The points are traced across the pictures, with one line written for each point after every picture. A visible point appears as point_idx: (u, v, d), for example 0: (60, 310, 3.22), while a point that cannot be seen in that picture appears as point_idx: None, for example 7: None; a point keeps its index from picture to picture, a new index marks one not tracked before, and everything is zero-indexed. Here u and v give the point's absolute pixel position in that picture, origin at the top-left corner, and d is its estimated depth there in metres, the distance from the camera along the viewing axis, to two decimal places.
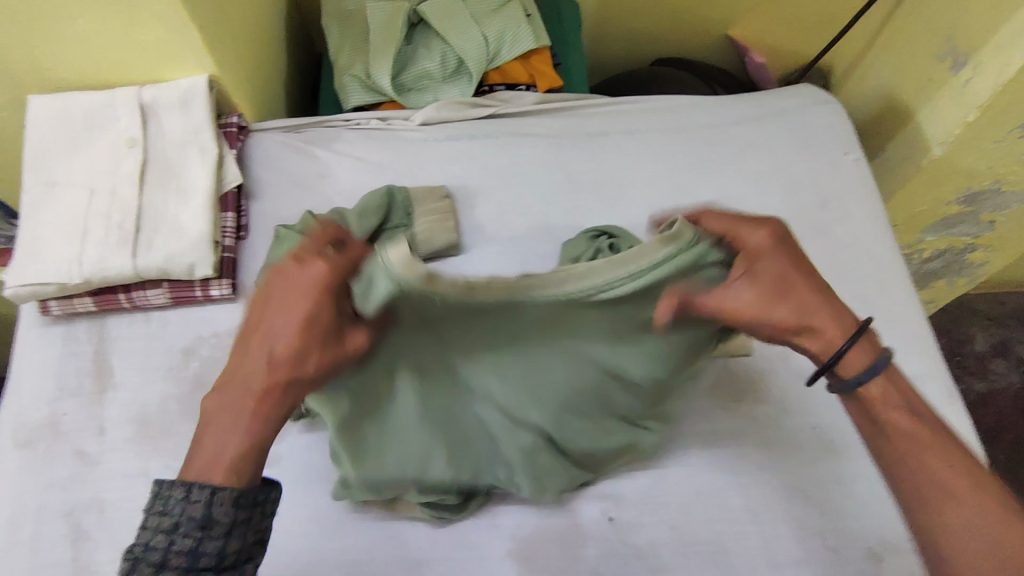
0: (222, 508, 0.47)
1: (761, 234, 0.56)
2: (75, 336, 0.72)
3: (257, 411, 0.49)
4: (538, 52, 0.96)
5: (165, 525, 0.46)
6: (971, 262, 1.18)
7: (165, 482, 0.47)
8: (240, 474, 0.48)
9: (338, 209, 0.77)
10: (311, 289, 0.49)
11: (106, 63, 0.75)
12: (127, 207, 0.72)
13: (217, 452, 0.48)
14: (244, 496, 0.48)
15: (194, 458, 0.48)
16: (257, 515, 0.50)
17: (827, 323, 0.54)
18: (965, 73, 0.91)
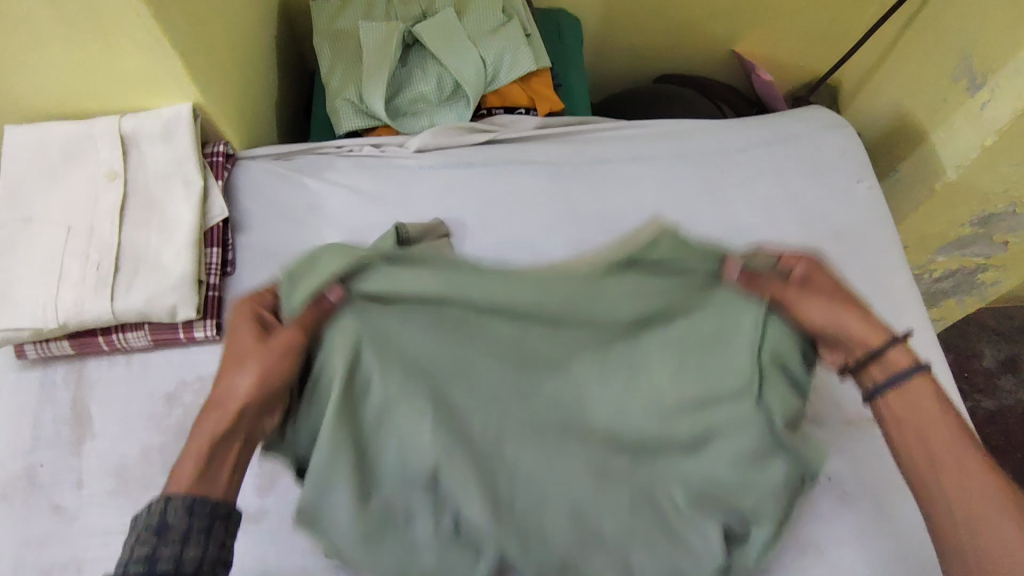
0: (178, 513, 0.47)
1: (802, 262, 0.56)
2: (53, 381, 0.69)
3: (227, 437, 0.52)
4: (538, 75, 0.93)
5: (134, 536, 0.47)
6: (983, 282, 1.15)
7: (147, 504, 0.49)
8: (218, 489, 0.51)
9: None
10: (249, 316, 0.56)
11: (84, 91, 0.71)
12: (106, 245, 0.69)
13: (195, 464, 0.50)
14: (201, 504, 0.49)
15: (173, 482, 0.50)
16: (219, 527, 0.49)
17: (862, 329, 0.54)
18: (982, 95, 0.87)
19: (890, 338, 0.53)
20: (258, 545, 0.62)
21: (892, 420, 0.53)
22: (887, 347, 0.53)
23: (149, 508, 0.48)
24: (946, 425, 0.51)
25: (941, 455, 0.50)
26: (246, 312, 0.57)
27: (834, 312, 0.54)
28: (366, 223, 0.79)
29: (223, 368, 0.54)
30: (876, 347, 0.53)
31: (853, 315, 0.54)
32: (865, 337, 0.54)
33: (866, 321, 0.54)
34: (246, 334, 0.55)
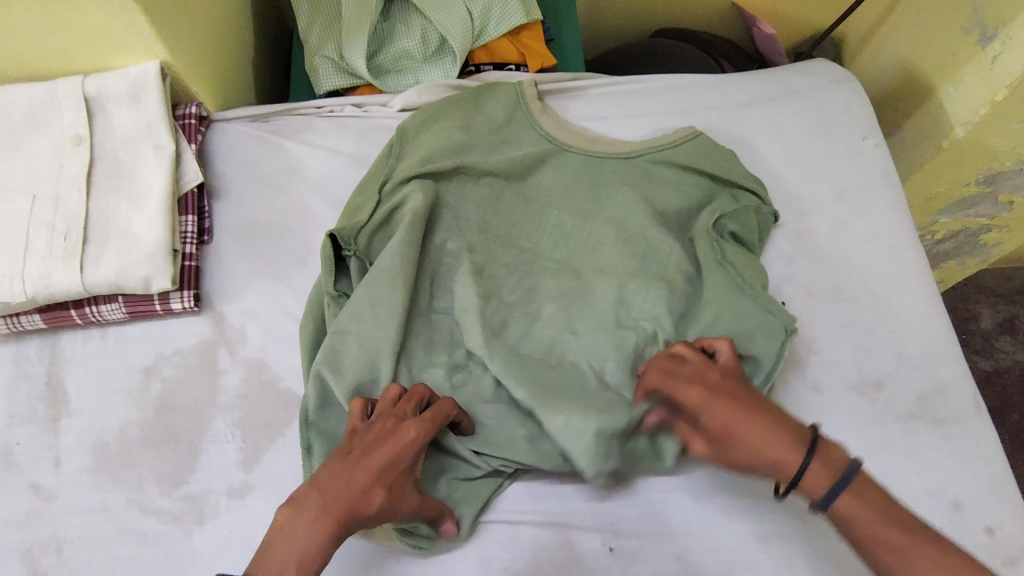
0: None
1: (695, 389, 0.51)
2: (26, 356, 0.66)
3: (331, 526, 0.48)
4: (528, 28, 0.88)
5: None
6: (985, 242, 1.12)
7: None
8: None
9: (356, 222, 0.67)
10: (409, 426, 0.53)
11: (42, 49, 0.67)
12: (73, 214, 0.65)
13: (286, 556, 0.46)
14: None
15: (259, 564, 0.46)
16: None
17: (789, 467, 0.48)
18: (993, 47, 0.82)
19: (807, 448, 0.48)
20: (244, 521, 0.60)
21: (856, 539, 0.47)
22: (804, 469, 0.48)
23: None
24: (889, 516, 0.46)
25: (906, 555, 0.45)
26: (411, 434, 0.53)
27: (735, 415, 0.50)
28: (349, 187, 0.75)
29: (354, 466, 0.50)
30: (795, 473, 0.48)
31: (756, 421, 0.49)
32: (773, 460, 0.48)
33: (773, 429, 0.49)
34: (401, 453, 0.52)
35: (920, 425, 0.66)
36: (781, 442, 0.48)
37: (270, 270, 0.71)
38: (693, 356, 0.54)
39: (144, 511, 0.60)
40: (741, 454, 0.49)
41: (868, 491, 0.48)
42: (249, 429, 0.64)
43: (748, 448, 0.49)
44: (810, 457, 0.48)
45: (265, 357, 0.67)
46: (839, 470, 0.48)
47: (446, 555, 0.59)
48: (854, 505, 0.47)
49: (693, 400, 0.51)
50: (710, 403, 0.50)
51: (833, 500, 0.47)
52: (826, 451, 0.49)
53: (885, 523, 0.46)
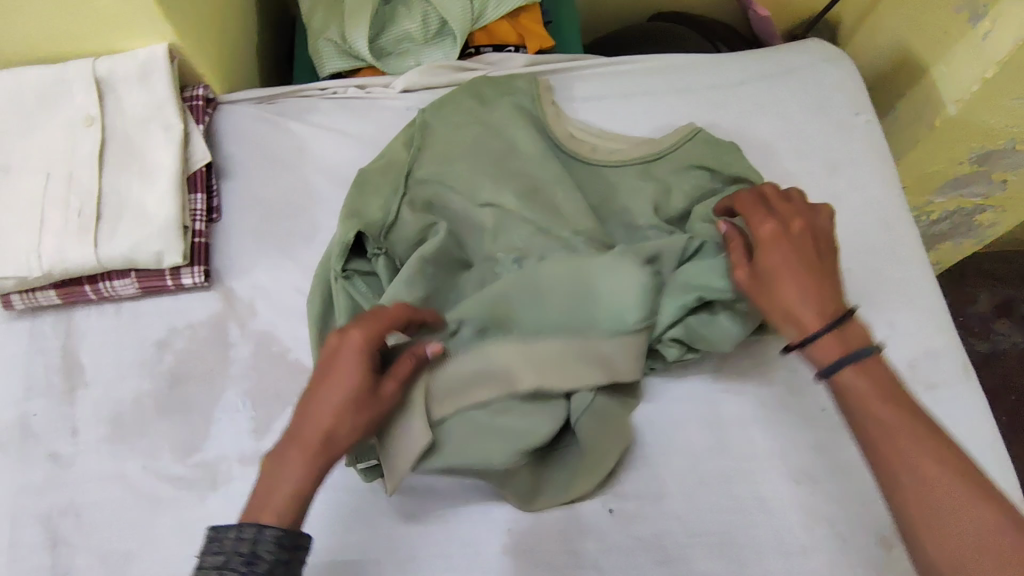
0: (268, 546, 0.47)
1: (767, 226, 0.59)
2: (42, 331, 0.68)
3: (311, 457, 0.51)
4: (526, 11, 0.90)
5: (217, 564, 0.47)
6: (980, 223, 1.13)
7: (221, 526, 0.49)
8: (288, 515, 0.49)
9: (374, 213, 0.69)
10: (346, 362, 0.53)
11: (53, 33, 0.69)
12: (86, 192, 0.67)
13: (276, 492, 0.50)
14: (288, 537, 0.48)
15: (252, 502, 0.50)
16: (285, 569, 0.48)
17: (806, 313, 0.54)
18: (984, 25, 0.84)
19: (832, 320, 0.54)
20: None
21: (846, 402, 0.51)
22: (817, 337, 0.53)
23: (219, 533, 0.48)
24: (896, 400, 0.49)
25: (899, 436, 0.47)
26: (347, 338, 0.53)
27: (789, 260, 0.56)
28: (353, 165, 0.77)
29: (316, 399, 0.52)
30: (806, 337, 0.54)
31: (793, 284, 0.55)
32: (785, 319, 0.55)
33: (818, 302, 0.54)
34: (355, 379, 0.53)
35: (912, 390, 0.68)
36: (799, 316, 0.55)
37: (277, 247, 0.73)
38: (766, 227, 0.59)
39: (159, 477, 0.62)
40: (773, 293, 0.56)
41: (879, 372, 0.51)
42: (259, 398, 0.66)
43: (783, 308, 0.55)
44: (824, 332, 0.53)
45: (274, 330, 0.69)
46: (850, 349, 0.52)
47: (451, 518, 0.61)
48: (850, 375, 0.51)
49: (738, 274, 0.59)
50: (772, 249, 0.57)
51: (838, 371, 0.52)
52: (846, 333, 0.53)
53: (884, 405, 0.49)
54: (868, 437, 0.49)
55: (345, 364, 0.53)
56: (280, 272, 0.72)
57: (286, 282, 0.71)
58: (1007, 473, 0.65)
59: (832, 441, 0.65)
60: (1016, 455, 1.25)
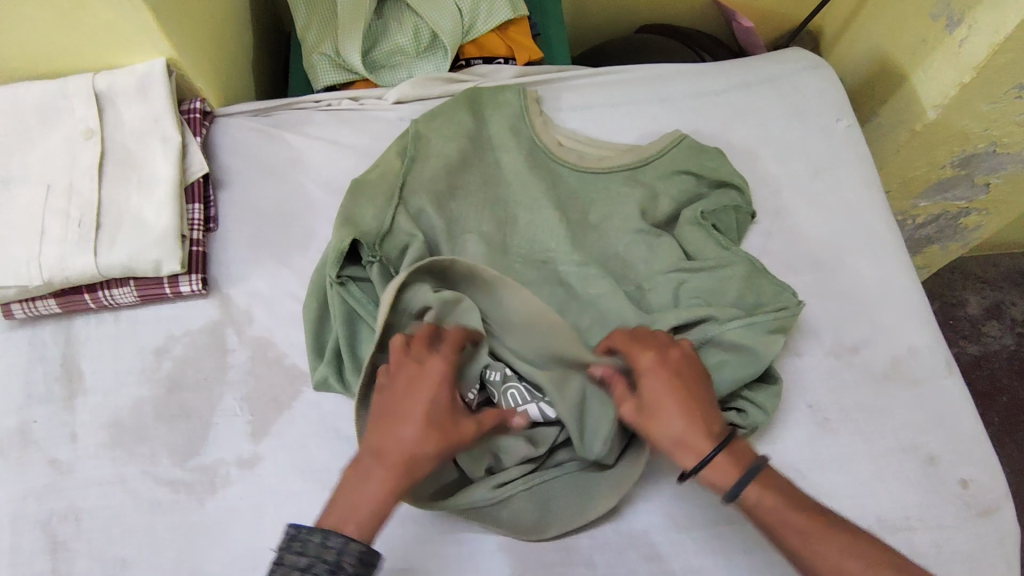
0: (349, 558, 0.49)
1: (648, 357, 0.58)
2: (42, 339, 0.69)
3: (391, 479, 0.53)
4: (514, 23, 0.92)
5: (299, 566, 0.49)
6: (965, 226, 1.14)
7: (305, 528, 0.51)
8: (367, 530, 0.52)
9: (367, 222, 0.70)
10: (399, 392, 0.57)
11: (54, 49, 0.71)
12: (86, 203, 0.69)
13: (358, 510, 0.52)
14: (368, 554, 0.50)
15: (335, 515, 0.52)
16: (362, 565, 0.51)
17: (702, 444, 0.55)
18: (959, 32, 0.85)
19: (717, 442, 0.55)
20: (254, 488, 0.63)
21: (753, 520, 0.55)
22: (711, 460, 0.54)
23: (312, 538, 0.50)
24: (800, 506, 0.54)
25: (817, 540, 0.52)
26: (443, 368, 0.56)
27: (671, 420, 0.56)
28: (347, 175, 0.79)
29: (396, 422, 0.54)
30: (700, 462, 0.54)
31: (678, 417, 0.56)
32: (679, 447, 0.55)
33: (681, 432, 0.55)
34: (433, 389, 0.55)
35: (895, 385, 0.70)
36: (692, 444, 0.55)
37: (273, 254, 0.74)
38: (628, 406, 0.57)
39: (157, 481, 0.63)
40: (671, 422, 0.56)
41: (774, 486, 0.54)
42: (256, 403, 0.67)
43: (684, 442, 0.55)
44: (709, 457, 0.54)
45: (270, 335, 0.70)
46: (748, 461, 0.55)
47: (445, 518, 0.62)
48: (754, 497, 0.54)
49: (626, 411, 0.58)
50: (662, 408, 0.56)
51: (742, 489, 0.54)
52: (736, 450, 0.55)
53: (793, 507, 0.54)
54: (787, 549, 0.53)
55: (426, 383, 0.55)
56: (276, 279, 0.73)
57: (281, 289, 0.73)
58: (989, 465, 0.67)
59: (817, 437, 0.67)
60: (1009, 456, 1.25)
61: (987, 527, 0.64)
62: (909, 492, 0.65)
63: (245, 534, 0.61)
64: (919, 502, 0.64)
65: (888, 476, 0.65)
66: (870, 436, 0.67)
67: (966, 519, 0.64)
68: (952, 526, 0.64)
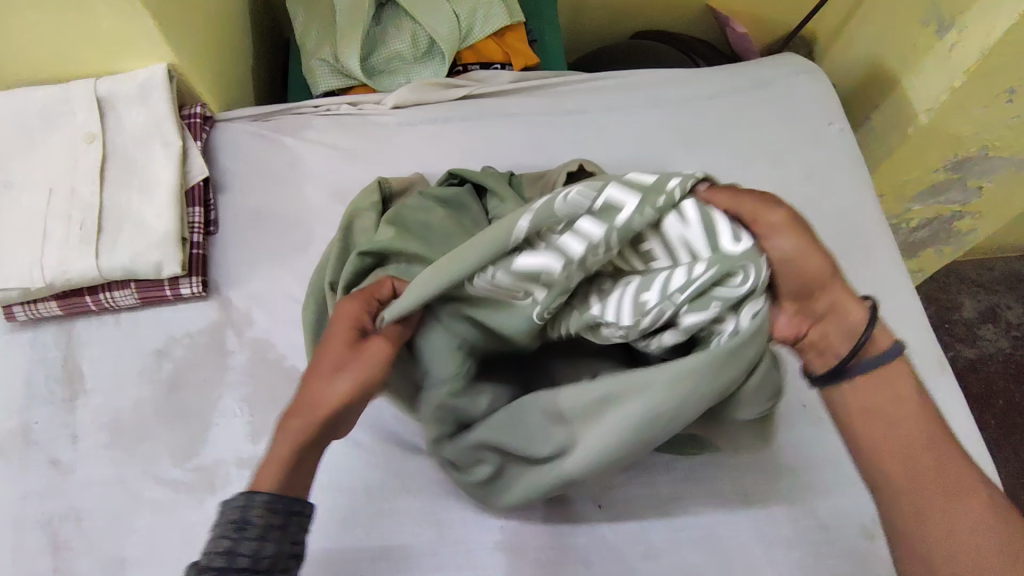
0: (258, 511, 0.48)
1: (778, 207, 0.50)
2: (43, 341, 0.70)
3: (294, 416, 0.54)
4: (512, 30, 0.94)
5: (229, 519, 0.48)
6: (959, 229, 1.16)
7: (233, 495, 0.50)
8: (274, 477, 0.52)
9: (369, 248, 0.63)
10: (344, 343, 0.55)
11: (57, 55, 0.72)
12: (88, 206, 0.69)
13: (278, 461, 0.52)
14: (281, 500, 0.49)
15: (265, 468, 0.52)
16: (294, 524, 0.50)
17: (852, 309, 0.50)
18: (950, 37, 0.86)
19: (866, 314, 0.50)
20: None
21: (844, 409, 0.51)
22: (875, 330, 0.50)
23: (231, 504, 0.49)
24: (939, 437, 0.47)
25: (933, 464, 0.46)
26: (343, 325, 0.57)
27: (820, 266, 0.50)
28: (346, 179, 0.80)
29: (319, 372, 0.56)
30: (865, 330, 0.50)
31: (830, 274, 0.50)
32: (839, 313, 0.51)
33: (812, 283, 0.50)
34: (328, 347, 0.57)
35: None
36: (839, 298, 0.51)
37: (274, 257, 0.75)
38: (821, 268, 0.50)
39: (158, 481, 0.64)
40: (809, 264, 0.50)
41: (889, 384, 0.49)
42: (255, 403, 0.68)
43: (846, 307, 0.51)
44: (874, 322, 0.50)
45: (270, 337, 0.71)
46: (880, 343, 0.50)
47: (443, 518, 0.62)
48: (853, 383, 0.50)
49: (778, 249, 0.49)
50: (810, 261, 0.49)
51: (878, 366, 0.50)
52: (877, 333, 0.50)
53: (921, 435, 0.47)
54: (867, 449, 0.49)
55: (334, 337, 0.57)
56: (275, 281, 0.74)
57: (280, 291, 0.73)
58: (982, 464, 0.68)
59: (810, 437, 0.67)
60: (1006, 459, 1.25)
61: None
62: None
63: None
64: None
65: None
66: None
67: None
68: None
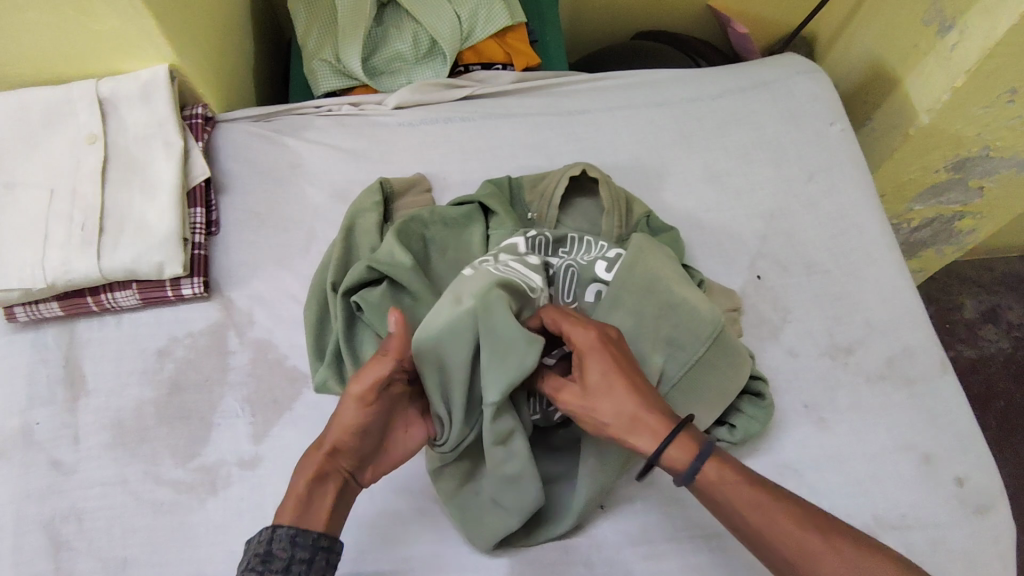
0: (282, 544, 0.48)
1: (590, 334, 0.52)
2: (45, 342, 0.70)
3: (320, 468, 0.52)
4: (513, 30, 0.94)
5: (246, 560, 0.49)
6: (959, 230, 1.15)
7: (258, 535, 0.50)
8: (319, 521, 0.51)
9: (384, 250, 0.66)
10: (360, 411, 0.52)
11: (58, 55, 0.72)
12: (89, 207, 0.69)
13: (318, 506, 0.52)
14: (302, 535, 0.49)
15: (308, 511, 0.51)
16: (320, 559, 0.49)
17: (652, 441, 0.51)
18: (951, 37, 0.86)
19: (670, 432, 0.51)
20: (256, 488, 0.64)
21: (705, 503, 0.52)
22: (664, 453, 0.51)
23: (257, 539, 0.50)
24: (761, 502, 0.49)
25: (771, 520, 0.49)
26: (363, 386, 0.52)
27: (621, 401, 0.51)
28: (348, 180, 0.80)
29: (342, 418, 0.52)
30: (656, 456, 0.51)
31: (630, 400, 0.51)
32: (636, 429, 0.51)
33: (631, 419, 0.51)
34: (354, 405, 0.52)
35: (891, 384, 0.70)
36: (647, 423, 0.51)
37: (275, 258, 0.75)
38: (586, 336, 0.52)
39: (159, 482, 0.64)
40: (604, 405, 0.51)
41: (730, 466, 0.51)
42: (257, 404, 0.67)
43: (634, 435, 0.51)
44: (670, 440, 0.50)
45: (272, 337, 0.71)
46: (697, 447, 0.51)
47: (445, 519, 0.62)
48: (712, 478, 0.50)
49: (570, 399, 0.53)
50: (598, 401, 0.52)
51: (698, 474, 0.51)
52: (681, 440, 0.51)
53: (753, 502, 0.49)
54: (750, 534, 0.50)
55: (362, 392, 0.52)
56: (276, 282, 0.74)
57: (281, 292, 0.73)
58: (984, 464, 0.67)
59: (813, 438, 0.67)
60: (1007, 460, 1.25)
61: (983, 525, 0.64)
62: (905, 490, 0.65)
63: (246, 533, 0.62)
64: (915, 501, 0.65)
65: (884, 476, 0.66)
66: (865, 434, 0.68)
67: (962, 517, 0.64)
68: (948, 523, 0.64)
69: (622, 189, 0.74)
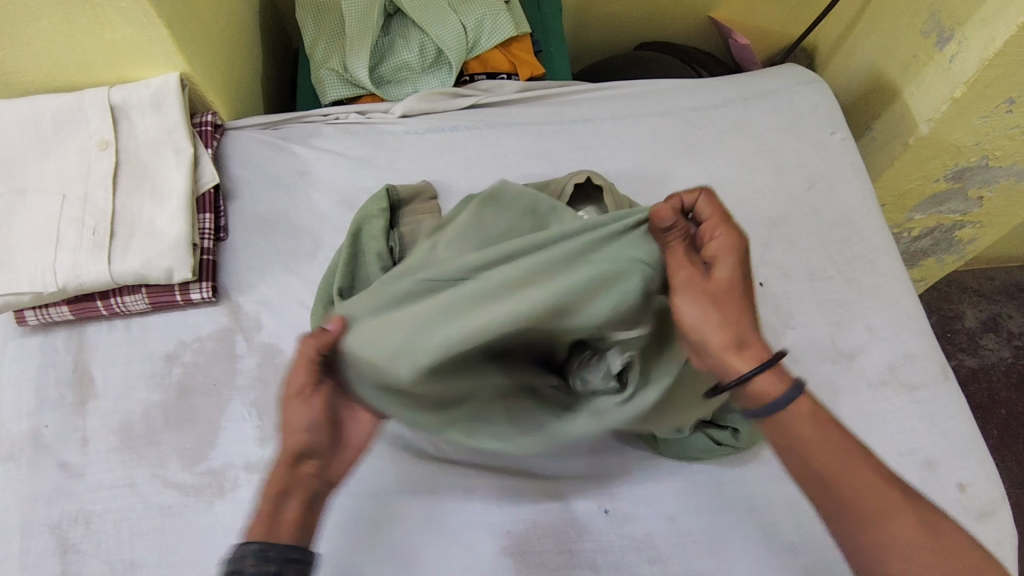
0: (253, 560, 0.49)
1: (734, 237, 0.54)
2: (54, 345, 0.71)
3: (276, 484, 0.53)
4: (518, 40, 0.95)
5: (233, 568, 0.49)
6: (960, 239, 1.16)
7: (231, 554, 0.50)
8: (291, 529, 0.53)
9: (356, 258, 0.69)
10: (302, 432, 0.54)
11: (71, 63, 0.73)
12: (100, 212, 0.70)
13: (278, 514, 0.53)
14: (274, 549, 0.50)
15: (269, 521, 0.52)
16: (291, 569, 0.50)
17: (749, 357, 0.51)
18: (950, 48, 0.88)
19: (765, 361, 0.51)
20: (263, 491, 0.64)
21: (782, 436, 0.51)
22: (758, 372, 0.51)
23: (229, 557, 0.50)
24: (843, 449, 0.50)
25: (852, 469, 0.49)
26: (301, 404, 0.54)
27: (728, 313, 0.52)
28: (355, 187, 0.81)
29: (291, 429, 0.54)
30: (751, 370, 0.51)
31: (739, 315, 0.52)
32: (736, 345, 0.51)
33: (738, 334, 0.51)
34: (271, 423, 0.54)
35: (892, 391, 0.71)
36: (749, 343, 0.52)
37: (282, 263, 0.76)
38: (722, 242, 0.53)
39: (166, 485, 0.64)
40: (714, 306, 0.52)
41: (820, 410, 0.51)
42: (264, 408, 0.68)
43: (729, 351, 0.51)
44: (767, 365, 0.51)
45: (279, 342, 0.72)
46: (788, 383, 0.51)
47: (451, 523, 0.62)
48: (803, 412, 0.51)
49: (692, 275, 0.52)
50: (718, 301, 0.52)
51: (792, 401, 0.50)
52: (772, 373, 0.51)
53: (835, 447, 0.50)
54: (827, 474, 0.50)
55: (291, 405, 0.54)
56: (283, 287, 0.75)
57: (288, 297, 0.74)
58: (986, 470, 0.68)
59: None
60: (1009, 469, 1.25)
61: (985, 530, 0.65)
62: None
63: None
64: None
65: None
66: (866, 439, 0.68)
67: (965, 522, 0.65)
68: None
69: (625, 197, 0.75)
